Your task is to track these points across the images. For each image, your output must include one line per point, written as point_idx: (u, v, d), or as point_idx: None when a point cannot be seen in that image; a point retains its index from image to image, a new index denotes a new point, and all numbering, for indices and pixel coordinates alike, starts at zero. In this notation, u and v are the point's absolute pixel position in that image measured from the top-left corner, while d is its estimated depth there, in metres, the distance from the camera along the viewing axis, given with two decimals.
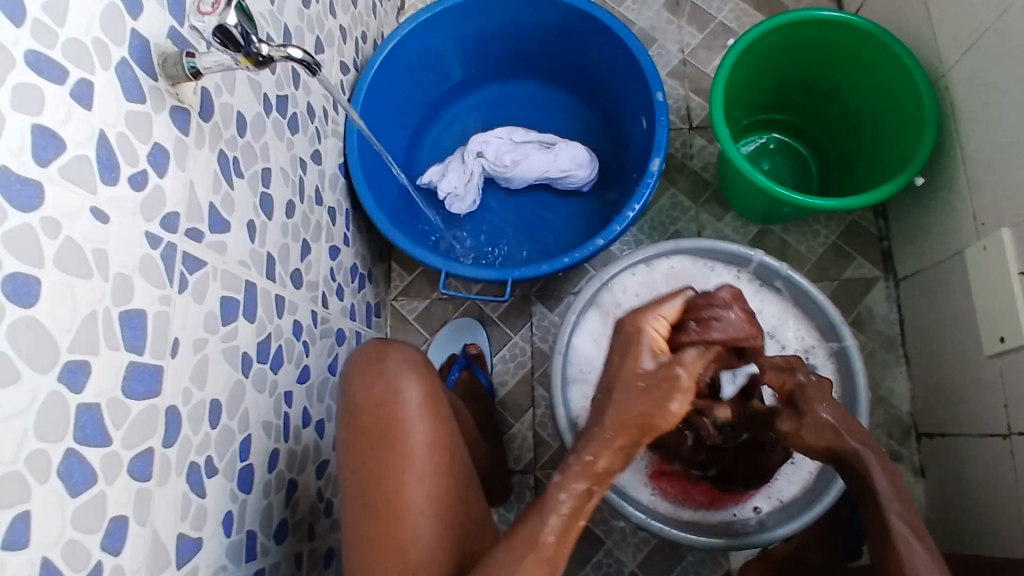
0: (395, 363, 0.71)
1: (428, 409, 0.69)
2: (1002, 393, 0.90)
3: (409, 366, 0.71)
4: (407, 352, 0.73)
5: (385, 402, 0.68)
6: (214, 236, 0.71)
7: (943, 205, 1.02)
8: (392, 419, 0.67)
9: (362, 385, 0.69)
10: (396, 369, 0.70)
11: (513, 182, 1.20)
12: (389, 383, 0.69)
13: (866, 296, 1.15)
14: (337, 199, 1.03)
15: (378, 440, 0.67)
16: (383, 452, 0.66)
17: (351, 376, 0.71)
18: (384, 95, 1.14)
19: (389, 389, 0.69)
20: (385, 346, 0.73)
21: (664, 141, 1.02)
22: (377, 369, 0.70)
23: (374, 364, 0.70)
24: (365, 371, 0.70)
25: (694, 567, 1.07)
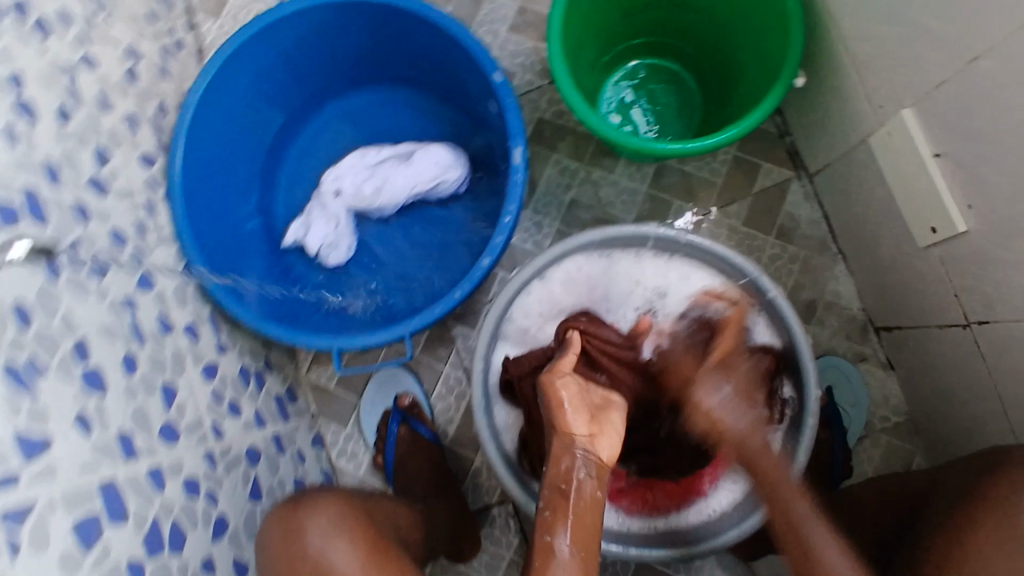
0: (314, 534, 0.76)
1: None
2: (944, 280, 0.84)
3: (330, 534, 0.76)
4: (322, 512, 0.78)
5: None
6: (33, 464, 0.60)
7: (834, 94, 0.92)
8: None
9: (286, 559, 0.76)
10: (320, 539, 0.76)
11: (384, 210, 1.07)
12: (315, 559, 0.75)
13: (785, 203, 1.07)
14: (192, 310, 0.92)
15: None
16: None
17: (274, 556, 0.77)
18: (206, 173, 0.98)
19: (319, 562, 0.75)
20: (295, 510, 0.78)
21: (520, 125, 0.90)
22: (299, 548, 0.76)
23: (291, 530, 0.77)
24: (286, 544, 0.76)
25: None
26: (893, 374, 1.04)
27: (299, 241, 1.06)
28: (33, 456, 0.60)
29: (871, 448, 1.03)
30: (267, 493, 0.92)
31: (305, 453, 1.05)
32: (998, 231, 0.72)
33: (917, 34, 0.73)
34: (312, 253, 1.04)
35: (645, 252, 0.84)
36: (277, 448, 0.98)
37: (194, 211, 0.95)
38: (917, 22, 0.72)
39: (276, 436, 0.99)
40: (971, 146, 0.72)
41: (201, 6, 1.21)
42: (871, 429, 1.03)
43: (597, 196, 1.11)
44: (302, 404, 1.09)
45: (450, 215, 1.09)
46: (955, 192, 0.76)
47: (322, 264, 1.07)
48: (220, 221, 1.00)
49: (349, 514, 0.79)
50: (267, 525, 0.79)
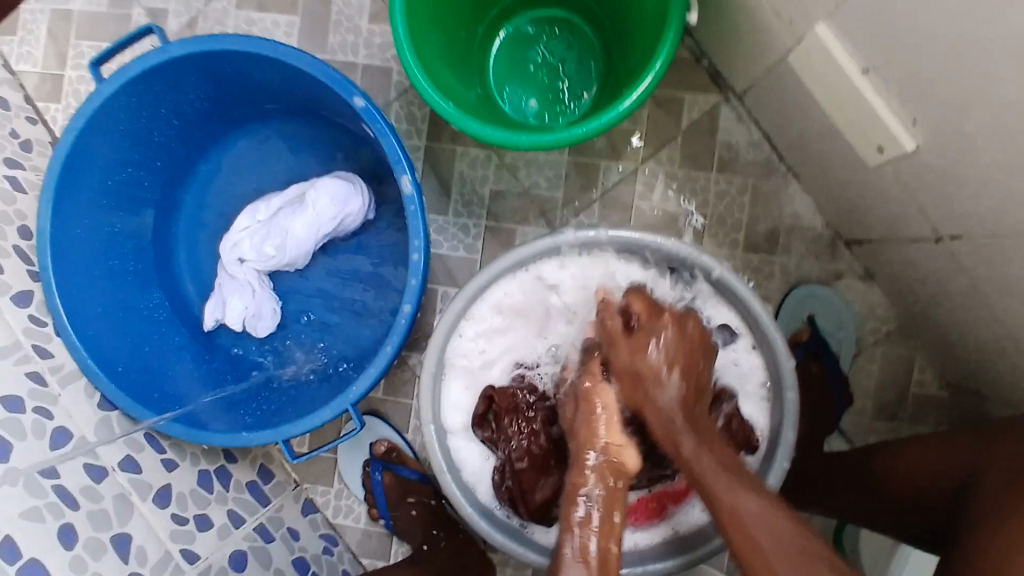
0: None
1: None
2: (903, 196, 0.75)
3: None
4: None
5: None
6: None
7: (737, 10, 0.80)
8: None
9: None
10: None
11: (297, 261, 0.97)
12: None
13: (719, 131, 0.97)
14: (123, 441, 0.86)
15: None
16: None
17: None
18: (91, 283, 0.91)
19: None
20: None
21: (400, 151, 0.80)
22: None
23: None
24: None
25: None
26: (874, 284, 0.96)
27: (221, 321, 0.98)
28: None
29: (868, 365, 0.96)
30: None
31: (298, 528, 1.00)
32: (949, 147, 0.63)
33: None
34: (238, 329, 0.97)
35: (573, 254, 0.76)
36: (265, 538, 0.94)
37: (89, 329, 0.88)
38: None
39: (261, 526, 0.95)
40: (898, 61, 0.61)
41: (37, 91, 1.08)
42: (863, 345, 0.97)
43: (517, 180, 1.00)
44: (281, 479, 1.04)
45: (368, 245, 0.98)
46: (891, 109, 0.66)
47: (253, 337, 0.99)
48: (126, 333, 0.93)
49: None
50: None
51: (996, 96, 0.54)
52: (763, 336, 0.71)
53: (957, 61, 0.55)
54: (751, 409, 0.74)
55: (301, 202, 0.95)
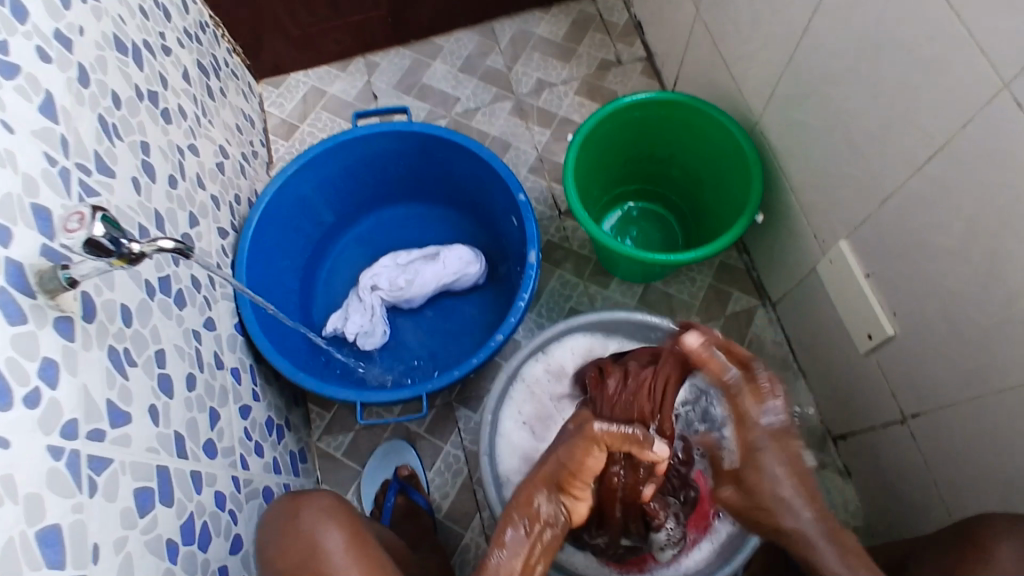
0: (308, 510, 0.72)
1: (349, 548, 0.69)
2: (883, 381, 0.99)
3: (324, 513, 0.72)
4: (321, 498, 0.74)
5: (308, 552, 0.69)
6: (117, 430, 0.72)
7: (787, 234, 1.13)
8: (321, 569, 0.67)
9: (282, 539, 0.70)
10: (312, 517, 0.72)
11: (412, 299, 1.23)
12: (308, 533, 0.70)
13: (752, 325, 1.25)
14: (238, 357, 1.05)
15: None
16: None
17: (270, 537, 0.72)
18: (268, 251, 1.18)
19: (309, 538, 0.69)
20: (296, 500, 0.74)
21: (537, 232, 1.11)
22: (295, 525, 0.71)
23: (290, 518, 0.72)
24: (285, 528, 0.71)
25: None
26: (850, 482, 1.15)
27: (338, 329, 1.20)
28: (118, 424, 0.72)
29: None
30: None
31: None
32: (916, 332, 0.90)
33: (842, 179, 0.96)
34: (350, 339, 1.19)
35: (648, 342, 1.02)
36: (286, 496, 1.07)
37: (253, 278, 1.13)
38: (843, 171, 0.95)
39: (286, 485, 1.08)
40: (887, 264, 0.92)
41: (275, 130, 1.47)
42: None
43: (592, 307, 1.29)
44: (309, 466, 1.19)
45: (465, 308, 1.26)
46: (883, 303, 0.94)
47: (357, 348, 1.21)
48: (270, 293, 1.17)
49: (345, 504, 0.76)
50: (269, 509, 0.76)
51: (946, 289, 0.83)
52: None
53: (927, 265, 0.85)
54: None
55: (433, 258, 1.24)
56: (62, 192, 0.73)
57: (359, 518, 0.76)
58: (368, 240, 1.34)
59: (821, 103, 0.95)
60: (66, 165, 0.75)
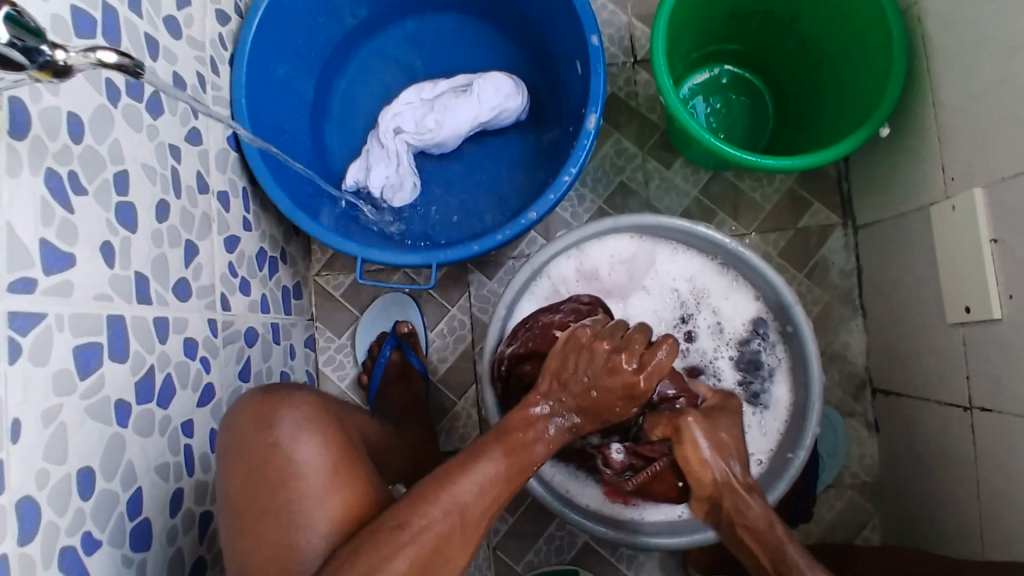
0: (286, 420, 0.64)
1: (324, 470, 0.62)
2: (962, 360, 0.84)
3: (305, 424, 0.64)
4: (298, 407, 0.65)
5: (280, 468, 0.61)
6: (55, 277, 0.59)
7: (908, 153, 0.92)
8: (289, 485, 0.60)
9: (251, 450, 0.62)
10: (291, 429, 0.63)
11: (445, 143, 1.04)
12: (283, 451, 0.62)
13: (823, 246, 1.07)
14: (228, 179, 0.90)
15: (280, 517, 0.60)
16: (267, 499, 0.60)
17: (239, 440, 0.64)
18: (276, 48, 0.97)
19: (283, 455, 0.62)
20: (274, 404, 0.65)
21: (603, 92, 0.89)
22: (268, 438, 0.63)
23: (259, 424, 0.64)
24: (256, 437, 0.63)
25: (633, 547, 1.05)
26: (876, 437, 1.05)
27: (359, 182, 1.04)
28: (56, 270, 0.60)
29: (834, 500, 1.04)
30: (255, 376, 0.92)
31: (297, 350, 1.05)
32: None
33: (1015, 113, 0.73)
34: (374, 194, 1.02)
35: (706, 258, 0.86)
36: (273, 337, 0.98)
37: (256, 83, 0.94)
38: (1020, 103, 0.72)
39: (275, 325, 0.99)
40: None
41: None
42: (839, 481, 1.04)
43: (646, 188, 1.10)
44: (304, 302, 1.09)
45: (500, 160, 1.07)
46: (1003, 280, 0.76)
47: (382, 204, 1.05)
48: (274, 101, 0.98)
49: (326, 416, 0.67)
50: (244, 395, 0.68)
51: None
52: (804, 401, 0.80)
53: None
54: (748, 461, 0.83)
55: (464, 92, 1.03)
56: None
57: (342, 425, 0.68)
58: (400, 51, 1.12)
59: None
60: None
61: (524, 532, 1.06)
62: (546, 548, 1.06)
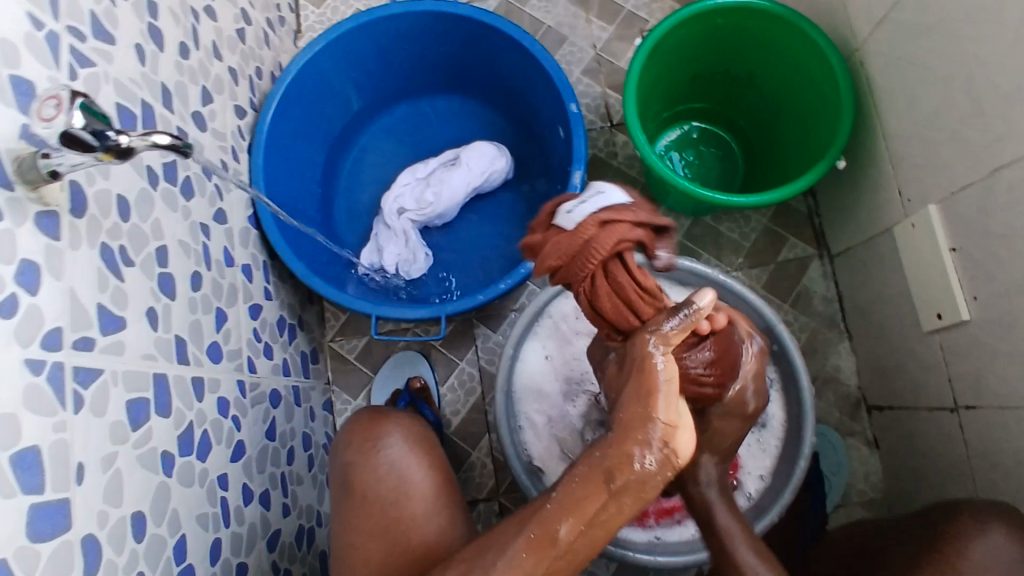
0: (394, 443, 0.72)
1: (428, 488, 0.71)
2: (941, 365, 0.90)
3: (410, 448, 0.73)
4: (405, 432, 0.74)
5: (388, 485, 0.70)
6: (109, 338, 0.66)
7: (867, 183, 1.01)
8: (398, 502, 0.70)
9: (359, 469, 0.72)
10: (397, 452, 0.72)
11: (446, 213, 1.13)
12: (390, 469, 0.71)
13: (803, 276, 1.15)
14: (250, 253, 0.98)
15: (387, 528, 0.69)
16: (374, 512, 0.70)
17: (348, 463, 0.73)
18: (288, 135, 1.07)
19: (391, 476, 0.71)
20: (383, 428, 0.73)
21: (585, 149, 0.99)
22: (377, 459, 0.71)
23: (368, 445, 0.72)
24: (363, 460, 0.72)
25: None
26: (876, 453, 1.09)
27: (375, 263, 1.11)
28: (110, 331, 0.66)
29: (844, 518, 1.07)
30: (280, 436, 0.97)
31: (316, 412, 1.10)
32: (995, 322, 0.79)
33: (952, 135, 0.82)
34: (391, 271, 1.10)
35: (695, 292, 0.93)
36: (294, 399, 1.03)
37: (271, 166, 1.04)
38: (955, 126, 0.81)
39: (296, 388, 1.05)
40: (979, 242, 0.80)
41: None
42: (846, 499, 1.07)
43: None
44: (321, 367, 1.15)
45: (497, 221, 1.16)
46: (963, 284, 0.84)
47: (399, 280, 1.12)
48: (288, 182, 1.08)
49: (427, 439, 0.76)
50: (351, 419, 0.76)
51: None
52: (799, 414, 0.86)
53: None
54: (751, 478, 0.88)
55: (454, 164, 1.13)
56: (49, 64, 0.62)
57: (438, 446, 0.77)
58: (399, 131, 1.23)
59: (948, 41, 0.80)
60: (54, 26, 0.64)
61: None
62: None
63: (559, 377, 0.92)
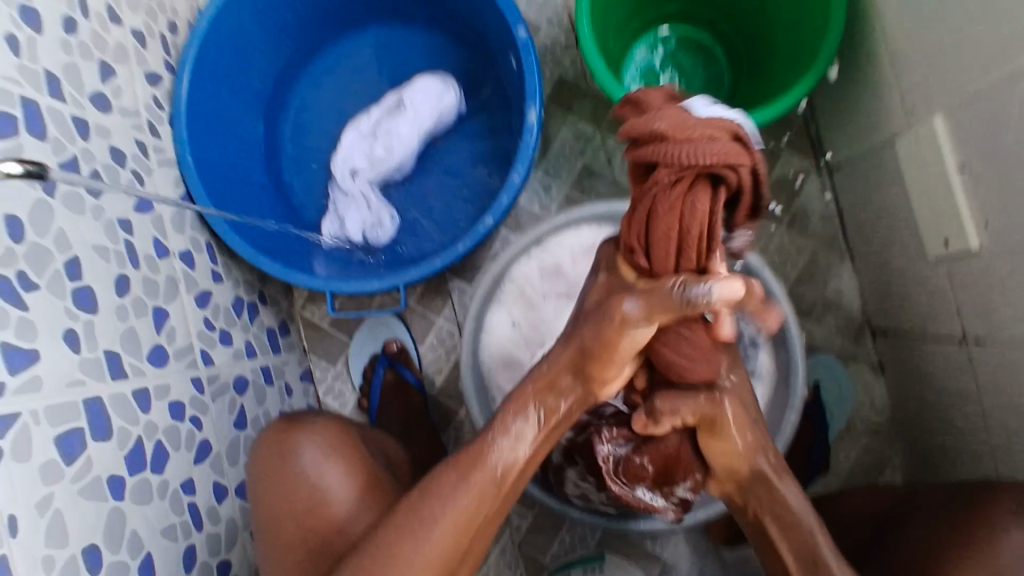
0: (308, 449, 0.72)
1: (345, 489, 0.69)
2: (950, 294, 0.82)
3: (326, 453, 0.72)
4: (319, 436, 0.73)
5: (306, 491, 0.69)
6: (19, 379, 0.60)
7: (866, 88, 0.88)
8: (314, 506, 0.68)
9: (276, 476, 0.71)
10: (311, 457, 0.71)
11: (403, 164, 1.03)
12: (306, 475, 0.70)
13: (799, 194, 1.05)
14: (188, 237, 0.91)
15: (306, 533, 0.67)
16: (294, 519, 0.68)
17: (264, 470, 0.72)
18: (211, 96, 0.96)
19: (306, 480, 0.70)
20: (294, 433, 0.73)
21: (540, 83, 0.87)
22: (292, 464, 0.71)
23: (281, 452, 0.72)
24: (279, 466, 0.71)
25: None
26: (881, 378, 1.03)
27: (339, 235, 1.03)
28: (21, 368, 0.61)
29: (848, 448, 1.02)
30: (252, 423, 0.94)
31: (293, 386, 1.06)
32: (1007, 254, 0.70)
33: (962, 35, 0.69)
34: (359, 240, 1.02)
35: None
36: (265, 380, 0.99)
37: (197, 136, 0.94)
38: (966, 24, 0.68)
39: (265, 368, 1.00)
40: (990, 162, 0.69)
41: None
42: (851, 428, 1.03)
43: (610, 167, 1.08)
44: (293, 339, 1.10)
45: (459, 165, 1.06)
46: (973, 208, 0.74)
47: (367, 246, 1.04)
48: (221, 149, 0.98)
49: (349, 441, 0.75)
50: (268, 429, 0.76)
51: None
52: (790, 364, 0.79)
53: None
54: None
55: (399, 108, 1.01)
56: None
57: (364, 449, 0.76)
58: (341, 71, 1.10)
59: None
60: None
61: (543, 527, 1.07)
62: (569, 539, 1.07)
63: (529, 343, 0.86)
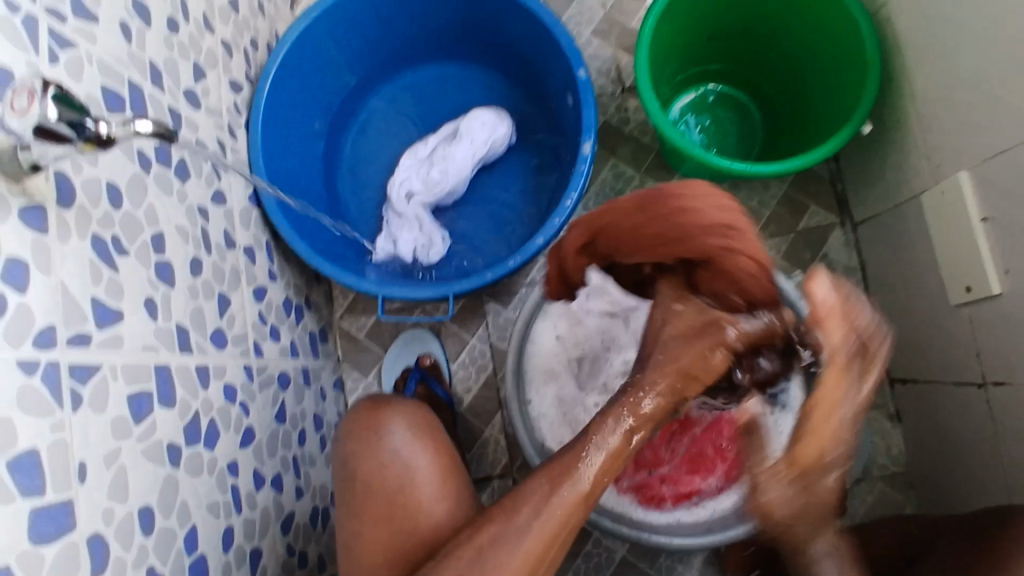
0: (397, 430, 0.73)
1: (434, 474, 0.71)
2: (971, 339, 0.86)
3: (415, 436, 0.73)
4: (405, 418, 0.74)
5: (395, 471, 0.71)
6: (108, 332, 0.64)
7: (894, 147, 0.96)
8: (408, 486, 0.70)
9: (365, 455, 0.72)
10: (399, 440, 0.73)
11: (456, 189, 1.09)
12: (394, 456, 0.71)
13: (825, 245, 1.11)
14: (252, 234, 0.96)
15: (396, 515, 0.69)
16: (381, 496, 0.70)
17: (352, 449, 0.73)
18: (285, 110, 1.04)
19: (395, 462, 0.71)
20: (381, 414, 0.74)
21: (595, 118, 0.95)
22: (382, 444, 0.72)
23: (369, 434, 0.73)
24: (366, 445, 0.72)
25: (670, 560, 1.07)
26: (899, 427, 1.06)
27: (390, 252, 1.07)
28: (106, 324, 0.64)
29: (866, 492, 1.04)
30: (291, 418, 0.96)
31: (327, 392, 1.09)
32: None
33: (988, 97, 0.77)
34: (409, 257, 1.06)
35: None
36: (304, 380, 1.02)
37: (270, 143, 1.00)
38: (991, 87, 0.76)
39: (305, 368, 1.03)
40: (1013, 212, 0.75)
41: None
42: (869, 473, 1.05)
43: None
44: (330, 347, 1.14)
45: (505, 193, 1.13)
46: (996, 255, 0.79)
47: (415, 264, 1.09)
48: (288, 159, 1.05)
49: (432, 425, 0.76)
50: (350, 409, 0.77)
51: None
52: None
53: None
54: None
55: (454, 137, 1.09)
56: (26, 48, 0.59)
57: (444, 434, 0.77)
58: (402, 101, 1.18)
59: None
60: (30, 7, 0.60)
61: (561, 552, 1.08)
62: (585, 566, 1.07)
63: (569, 357, 0.90)
